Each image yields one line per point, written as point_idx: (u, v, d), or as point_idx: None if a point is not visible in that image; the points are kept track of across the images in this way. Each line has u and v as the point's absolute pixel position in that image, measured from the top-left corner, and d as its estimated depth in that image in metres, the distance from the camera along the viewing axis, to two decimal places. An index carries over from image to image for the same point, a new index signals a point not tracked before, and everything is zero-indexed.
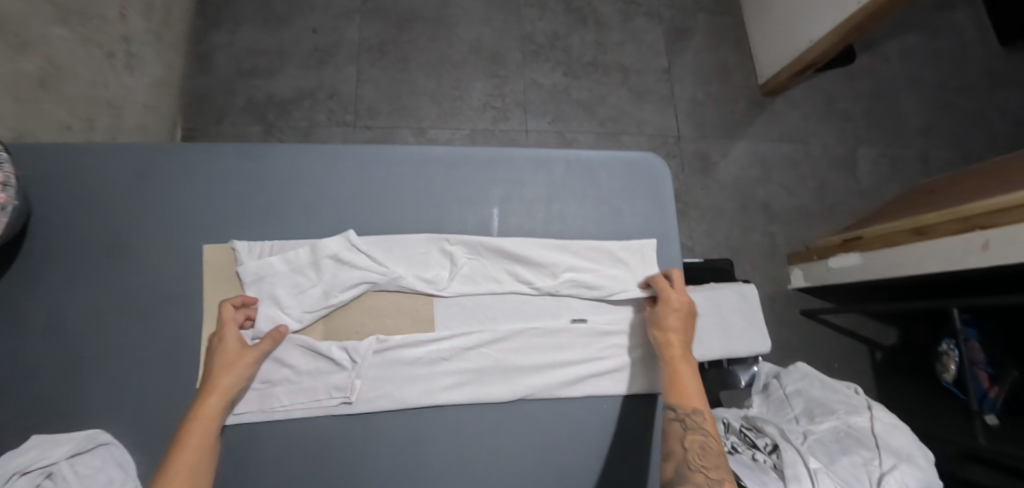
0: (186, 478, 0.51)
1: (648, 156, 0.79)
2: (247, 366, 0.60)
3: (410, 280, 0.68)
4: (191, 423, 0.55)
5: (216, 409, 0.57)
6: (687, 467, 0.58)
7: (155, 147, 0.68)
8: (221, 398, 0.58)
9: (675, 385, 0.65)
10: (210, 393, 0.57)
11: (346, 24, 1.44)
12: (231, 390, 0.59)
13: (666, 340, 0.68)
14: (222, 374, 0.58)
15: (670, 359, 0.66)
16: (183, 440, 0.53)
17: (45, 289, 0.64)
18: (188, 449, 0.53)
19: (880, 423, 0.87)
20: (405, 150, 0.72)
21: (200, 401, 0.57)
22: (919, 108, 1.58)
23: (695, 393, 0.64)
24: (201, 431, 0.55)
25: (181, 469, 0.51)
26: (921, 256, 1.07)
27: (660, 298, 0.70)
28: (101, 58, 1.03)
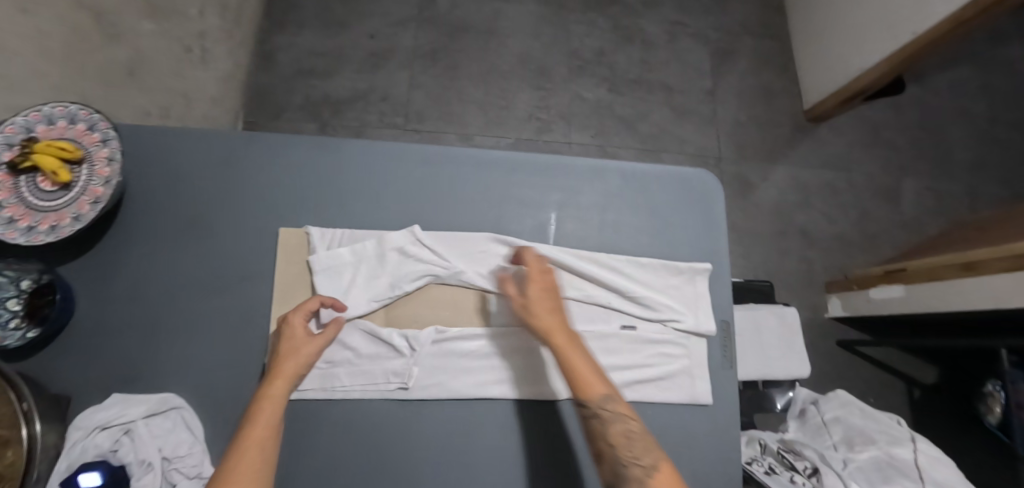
0: (255, 455, 0.50)
1: (703, 173, 0.80)
2: (311, 354, 0.61)
3: (470, 276, 0.70)
4: (261, 404, 0.55)
5: (282, 390, 0.57)
6: (623, 465, 0.55)
7: (239, 135, 0.72)
8: (286, 382, 0.58)
9: (577, 379, 0.59)
10: (276, 377, 0.58)
11: (401, 31, 1.49)
12: (296, 375, 0.59)
13: (549, 332, 0.62)
14: (288, 361, 0.59)
15: (561, 352, 0.61)
16: (252, 419, 0.53)
17: (130, 260, 0.68)
18: (257, 425, 0.53)
19: (924, 456, 0.86)
20: (470, 152, 0.75)
21: (266, 384, 0.57)
22: (968, 142, 1.55)
23: (596, 380, 0.59)
24: (268, 412, 0.54)
25: (250, 444, 0.51)
26: (967, 292, 1.05)
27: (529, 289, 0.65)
28: (181, 53, 1.09)
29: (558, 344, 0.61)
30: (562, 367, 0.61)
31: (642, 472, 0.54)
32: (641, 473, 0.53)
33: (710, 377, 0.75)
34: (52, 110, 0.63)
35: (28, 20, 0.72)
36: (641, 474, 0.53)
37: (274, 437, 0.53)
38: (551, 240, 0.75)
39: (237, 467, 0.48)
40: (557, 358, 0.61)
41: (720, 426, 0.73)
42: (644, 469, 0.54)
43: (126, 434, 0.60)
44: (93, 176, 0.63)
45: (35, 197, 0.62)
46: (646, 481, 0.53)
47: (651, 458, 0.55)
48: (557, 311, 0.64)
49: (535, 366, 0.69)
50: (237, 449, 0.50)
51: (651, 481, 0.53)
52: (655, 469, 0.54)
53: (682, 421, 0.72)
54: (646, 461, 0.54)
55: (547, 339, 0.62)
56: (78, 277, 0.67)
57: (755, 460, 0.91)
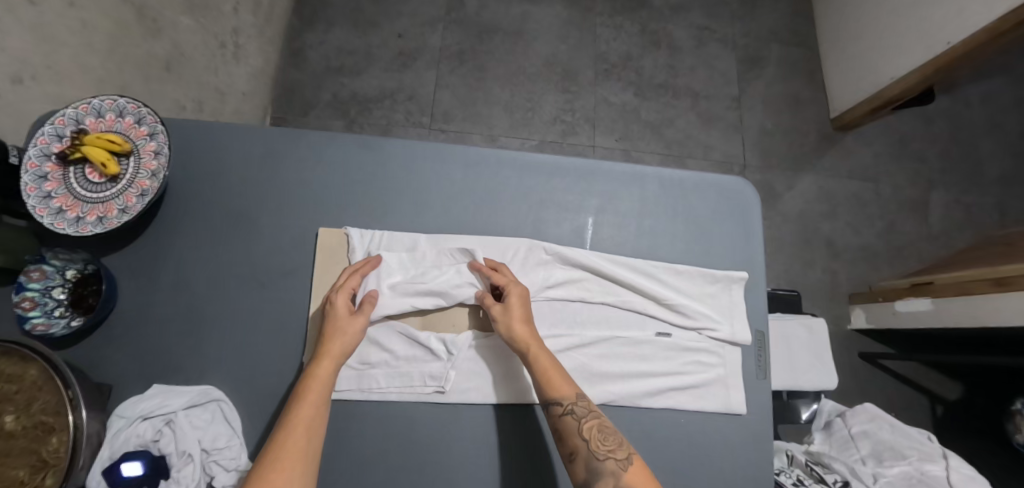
0: (303, 433, 0.52)
1: (741, 182, 0.80)
2: (356, 333, 0.63)
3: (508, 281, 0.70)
4: (308, 381, 0.57)
5: (329, 370, 0.58)
6: (597, 459, 0.56)
7: (283, 132, 0.73)
8: (334, 361, 0.60)
9: (549, 379, 0.61)
10: (324, 356, 0.59)
11: (430, 31, 1.50)
12: (342, 355, 0.61)
13: (522, 337, 0.63)
14: (336, 340, 0.61)
15: (533, 353, 0.62)
16: (301, 395, 0.56)
17: (173, 253, 0.69)
18: (304, 403, 0.55)
19: (957, 473, 0.84)
20: (509, 153, 0.75)
21: (314, 363, 0.59)
22: (998, 156, 1.53)
23: (566, 380, 0.61)
24: (317, 390, 0.56)
25: (299, 423, 0.53)
26: (998, 309, 1.03)
27: (507, 295, 0.66)
28: (216, 49, 1.10)
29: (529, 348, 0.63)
30: (532, 368, 0.62)
31: (617, 465, 0.55)
32: (617, 466, 0.54)
33: (744, 387, 0.74)
34: (101, 103, 0.63)
35: (74, 12, 0.73)
36: (616, 467, 0.54)
37: (322, 414, 0.55)
38: (587, 246, 0.75)
39: (289, 443, 0.51)
40: (528, 360, 0.63)
41: (754, 437, 0.72)
42: (619, 462, 0.55)
43: (167, 425, 0.61)
44: (140, 169, 0.64)
45: (82, 187, 0.62)
46: (620, 473, 0.54)
47: (625, 451, 0.56)
48: (530, 317, 0.66)
49: (508, 363, 0.69)
50: (283, 431, 0.52)
51: (625, 473, 0.54)
52: (629, 461, 0.55)
53: (716, 431, 0.72)
54: (620, 454, 0.56)
55: (521, 343, 0.63)
56: (122, 268, 0.68)
57: (783, 471, 0.90)
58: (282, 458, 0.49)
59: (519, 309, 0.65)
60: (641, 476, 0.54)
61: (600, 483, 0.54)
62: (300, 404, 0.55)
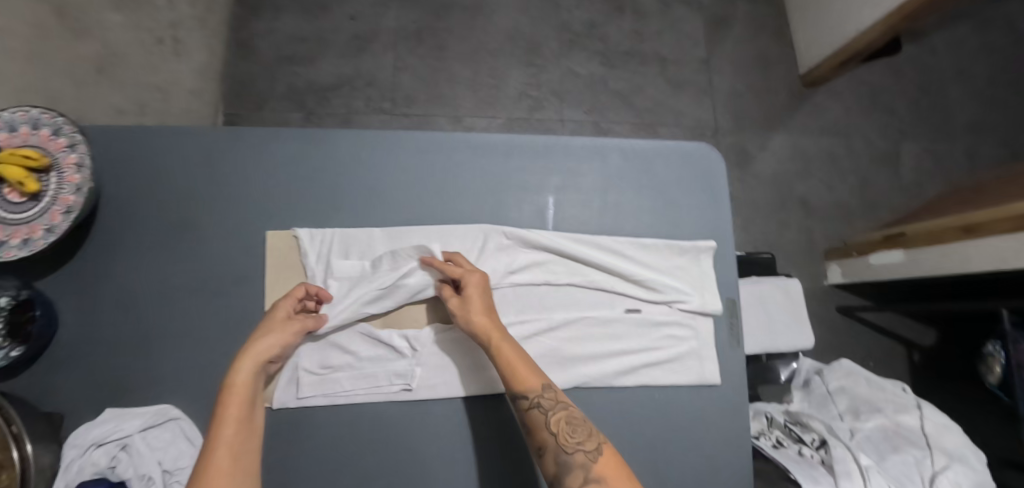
0: (229, 454, 0.49)
1: (705, 148, 0.78)
2: (286, 335, 0.59)
3: None
4: (229, 391, 0.53)
5: (248, 374, 0.55)
6: (566, 453, 0.55)
7: (217, 131, 0.69)
8: (253, 363, 0.56)
9: (513, 372, 0.59)
10: (243, 357, 0.56)
11: (384, 11, 1.43)
12: (267, 356, 0.57)
13: (480, 329, 0.62)
14: (255, 344, 0.57)
15: (495, 347, 0.61)
16: (220, 414, 0.51)
17: (117, 268, 0.66)
18: (225, 424, 0.50)
19: (930, 423, 0.86)
20: (463, 136, 0.72)
21: (232, 367, 0.55)
22: (966, 103, 1.53)
23: (531, 371, 0.59)
24: (238, 397, 0.53)
25: (223, 440, 0.49)
26: (968, 255, 1.04)
27: (465, 283, 0.64)
28: (153, 45, 1.03)
29: (494, 340, 0.61)
30: (497, 362, 0.60)
31: (586, 456, 0.54)
32: (586, 458, 0.54)
33: (718, 358, 0.74)
34: (12, 116, 0.58)
35: None
36: (585, 459, 0.54)
37: (251, 434, 0.52)
38: (550, 226, 0.72)
39: (212, 464, 0.47)
40: (492, 353, 0.61)
41: (731, 406, 0.72)
42: (588, 454, 0.54)
43: (123, 450, 0.58)
44: (63, 184, 0.59)
45: (4, 210, 0.58)
46: (590, 465, 0.53)
47: (593, 442, 0.55)
48: (490, 308, 0.64)
49: (475, 355, 0.67)
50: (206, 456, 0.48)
51: (594, 464, 0.53)
52: (599, 452, 0.54)
53: (692, 404, 0.72)
54: (589, 445, 0.55)
55: (483, 334, 0.61)
56: (63, 289, 0.64)
57: (763, 434, 0.90)
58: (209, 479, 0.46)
59: (480, 304, 0.63)
60: (611, 466, 0.53)
61: (570, 476, 0.53)
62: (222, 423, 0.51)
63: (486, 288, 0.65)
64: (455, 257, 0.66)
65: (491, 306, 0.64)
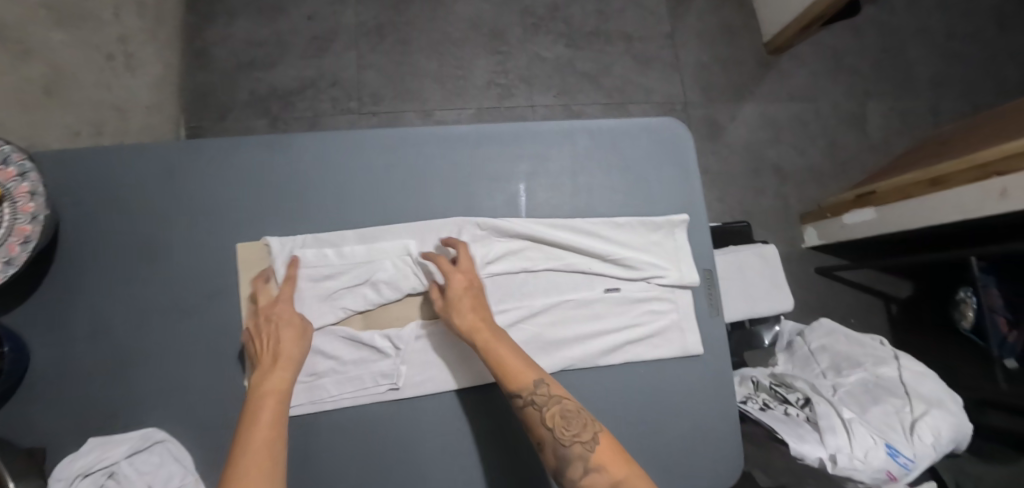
0: (263, 449, 0.49)
1: (671, 122, 0.78)
2: (303, 337, 0.61)
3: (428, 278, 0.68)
4: (263, 395, 0.54)
5: (284, 379, 0.56)
6: (564, 446, 0.56)
7: (178, 145, 0.67)
8: (287, 369, 0.57)
9: (507, 367, 0.60)
10: (277, 365, 0.57)
11: (342, 9, 1.40)
12: (295, 362, 0.58)
13: (469, 325, 0.62)
14: (281, 347, 0.58)
15: (487, 347, 0.61)
16: (254, 415, 0.52)
17: (84, 294, 0.64)
18: (260, 422, 0.51)
19: (908, 372, 0.89)
20: (428, 130, 0.71)
21: (265, 373, 0.56)
22: (926, 58, 1.56)
23: (525, 368, 0.60)
24: (272, 405, 0.53)
25: (258, 438, 0.50)
26: (936, 207, 1.08)
27: (448, 285, 0.64)
28: (102, 62, 1.00)
29: (484, 341, 0.61)
30: (490, 360, 0.60)
31: (583, 447, 0.55)
32: (583, 449, 0.55)
33: (699, 328, 0.75)
34: None
35: None
36: (582, 450, 0.55)
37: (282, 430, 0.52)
38: (524, 213, 0.72)
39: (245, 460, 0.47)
40: (484, 352, 0.61)
41: (714, 374, 0.74)
42: (584, 444, 0.55)
43: (110, 478, 0.57)
44: (16, 214, 0.57)
45: None
46: (588, 455, 0.54)
47: (589, 433, 0.56)
48: (478, 303, 0.64)
49: (453, 351, 0.67)
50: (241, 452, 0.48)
51: (592, 453, 0.54)
52: (595, 442, 0.55)
53: (677, 375, 0.73)
54: (585, 436, 0.56)
55: (475, 336, 0.61)
56: (31, 321, 0.63)
57: (750, 398, 0.90)
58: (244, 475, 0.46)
59: (467, 305, 0.63)
60: (609, 453, 0.54)
61: (569, 469, 0.55)
62: (258, 422, 0.51)
63: (477, 291, 0.65)
64: (459, 256, 0.66)
65: (479, 305, 0.64)
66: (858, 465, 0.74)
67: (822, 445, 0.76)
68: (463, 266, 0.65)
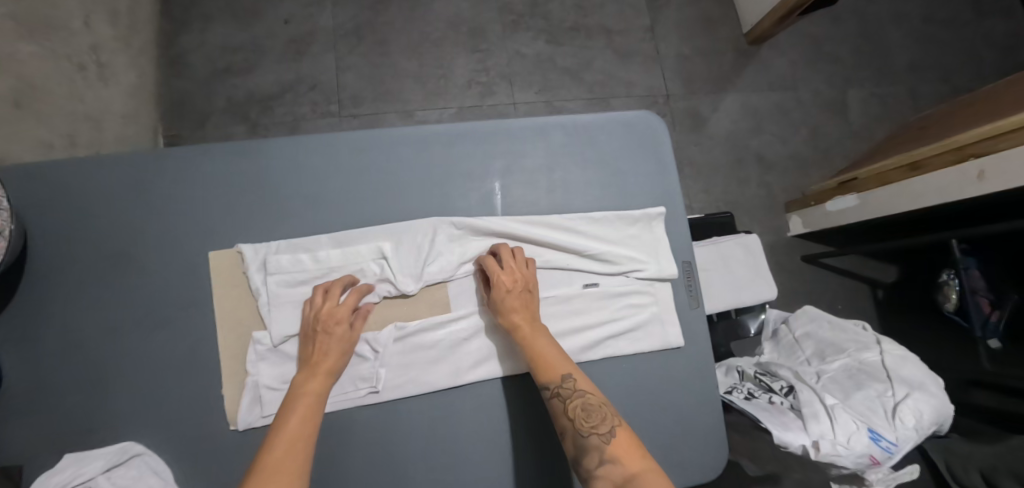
0: (290, 450, 0.51)
1: (646, 114, 0.78)
2: (346, 341, 0.62)
3: (403, 280, 0.67)
4: (301, 398, 0.57)
5: (320, 386, 0.59)
6: (582, 436, 0.57)
7: (148, 154, 0.66)
8: (326, 377, 0.60)
9: (540, 362, 0.62)
10: (317, 372, 0.60)
11: (319, 11, 1.39)
12: (335, 371, 0.61)
13: (511, 320, 0.65)
14: (326, 356, 0.61)
15: (525, 341, 0.63)
16: (284, 416, 0.55)
17: (55, 308, 0.63)
18: (290, 422, 0.54)
19: (890, 356, 0.89)
20: (400, 130, 0.70)
21: (304, 378, 0.59)
22: (905, 43, 1.57)
23: (556, 362, 0.62)
24: (307, 406, 0.56)
25: (287, 437, 0.52)
26: (917, 191, 1.09)
27: (493, 281, 0.65)
28: (74, 72, 0.98)
29: (523, 336, 0.64)
30: (527, 354, 0.63)
31: (600, 439, 0.56)
32: (600, 441, 0.56)
33: (679, 319, 0.75)
34: None
35: None
36: (599, 441, 0.56)
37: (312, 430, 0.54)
38: (499, 211, 0.72)
39: (270, 457, 0.50)
40: (523, 346, 0.64)
41: (696, 366, 0.74)
42: (601, 436, 0.56)
43: None
44: None
45: None
46: (604, 447, 0.56)
47: (607, 425, 0.57)
48: (524, 302, 0.66)
49: (431, 352, 0.67)
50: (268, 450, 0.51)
51: (608, 445, 0.55)
52: (611, 435, 0.56)
53: (659, 368, 0.73)
54: (603, 429, 0.57)
55: (517, 331, 0.64)
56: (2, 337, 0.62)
57: (735, 388, 0.91)
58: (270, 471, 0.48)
59: (513, 301, 0.65)
60: (623, 446, 0.55)
61: (587, 458, 0.56)
62: (290, 418, 0.55)
63: (524, 287, 0.66)
64: (502, 253, 0.67)
65: (523, 301, 0.65)
66: (841, 450, 0.74)
67: (805, 433, 0.77)
68: (509, 263, 0.66)
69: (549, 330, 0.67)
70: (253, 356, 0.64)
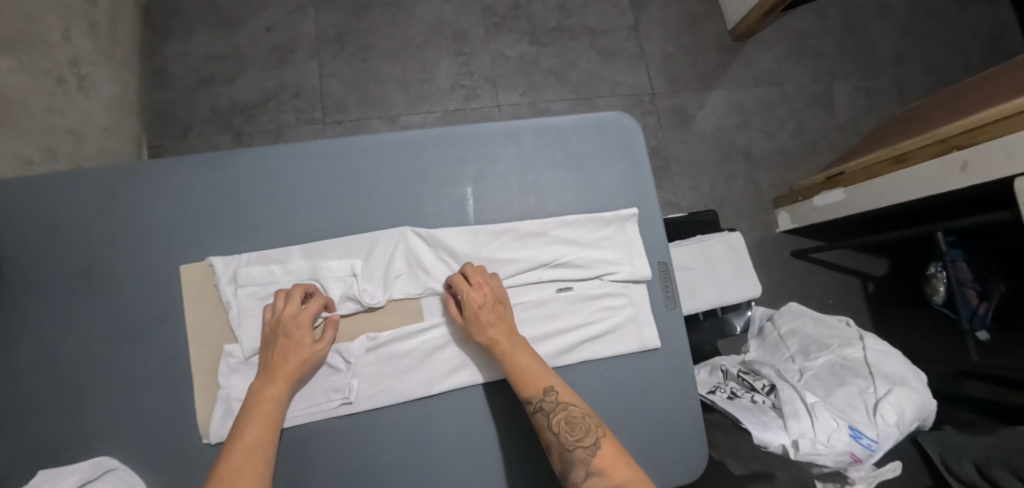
0: (249, 461, 0.52)
1: (620, 115, 0.78)
2: (306, 346, 0.62)
3: (367, 293, 0.67)
4: (258, 406, 0.57)
5: (280, 393, 0.59)
6: (568, 450, 0.57)
7: (118, 169, 0.66)
8: (285, 384, 0.60)
9: (523, 376, 0.62)
10: (275, 378, 0.60)
11: (301, 18, 1.39)
12: (293, 376, 0.61)
13: (489, 337, 0.64)
14: (285, 361, 0.61)
15: (504, 356, 0.63)
16: (244, 425, 0.56)
17: (26, 327, 0.63)
18: (251, 433, 0.55)
19: (873, 352, 0.89)
20: (371, 138, 0.71)
21: (263, 385, 0.59)
22: (890, 36, 1.56)
23: (537, 376, 0.62)
24: (265, 415, 0.57)
25: (243, 449, 0.53)
26: (901, 184, 1.09)
27: (465, 300, 0.65)
28: (53, 86, 0.98)
29: (501, 350, 0.64)
30: (508, 369, 0.63)
31: (585, 452, 0.56)
32: (585, 453, 0.56)
33: (655, 321, 0.75)
34: None
35: None
36: (584, 454, 0.56)
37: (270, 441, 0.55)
38: (472, 217, 0.72)
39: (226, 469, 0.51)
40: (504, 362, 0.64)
41: (673, 367, 0.74)
42: (587, 449, 0.56)
43: None
44: None
45: None
46: (590, 459, 0.56)
47: (591, 437, 0.57)
48: (500, 316, 0.66)
49: (403, 361, 0.67)
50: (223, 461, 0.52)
51: (594, 458, 0.55)
52: (597, 446, 0.56)
53: (635, 370, 0.73)
54: (587, 441, 0.57)
55: (494, 346, 0.64)
56: None
57: (718, 387, 0.90)
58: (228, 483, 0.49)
59: (487, 317, 0.65)
60: (609, 456, 0.55)
61: (573, 472, 0.56)
62: (248, 426, 0.56)
63: (496, 303, 0.66)
64: (468, 273, 0.67)
65: (495, 315, 0.65)
66: (821, 449, 0.74)
67: (785, 432, 0.76)
68: (478, 282, 0.66)
69: (527, 342, 0.67)
70: (225, 369, 0.64)
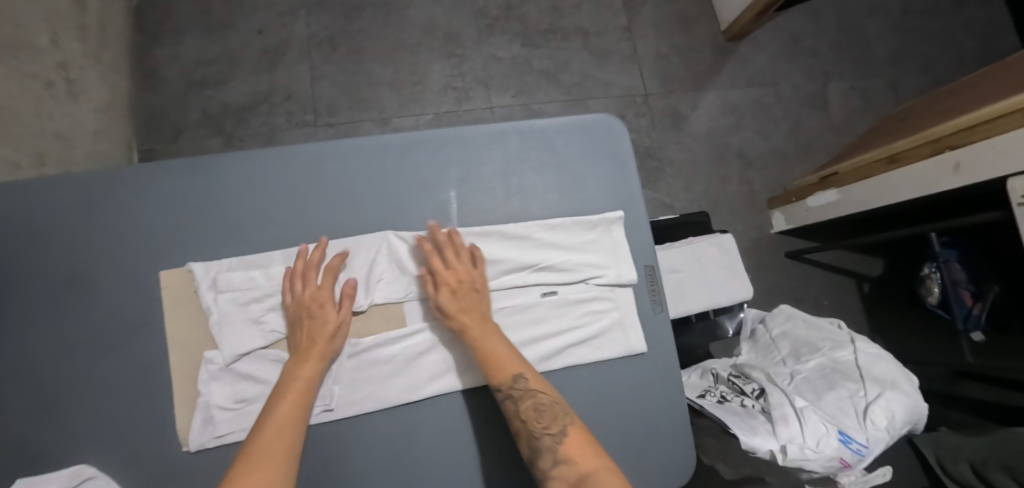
0: (282, 434, 0.54)
1: (604, 117, 0.78)
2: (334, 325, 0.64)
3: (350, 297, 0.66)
4: (294, 383, 0.59)
5: (313, 371, 0.61)
6: (535, 438, 0.58)
7: (99, 174, 0.66)
8: (318, 362, 0.62)
9: (491, 362, 0.62)
10: (308, 357, 0.62)
11: (293, 21, 1.39)
12: (325, 356, 0.63)
13: (460, 322, 0.64)
14: (316, 341, 0.62)
15: (475, 341, 0.64)
16: (278, 401, 0.57)
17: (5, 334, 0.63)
18: (282, 407, 0.57)
19: (863, 355, 0.88)
20: (354, 141, 0.70)
21: (296, 364, 0.61)
22: (884, 36, 1.56)
23: (508, 361, 0.62)
24: (299, 392, 0.59)
25: (275, 423, 0.55)
26: (894, 184, 1.08)
27: (438, 275, 0.66)
28: (41, 90, 0.98)
29: (472, 334, 0.64)
30: (478, 355, 0.63)
31: (552, 439, 0.57)
32: (551, 441, 0.56)
33: (642, 324, 0.75)
34: None
35: None
36: (551, 442, 0.56)
37: (302, 417, 0.57)
38: (455, 221, 0.71)
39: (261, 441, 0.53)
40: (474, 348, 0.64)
41: (660, 371, 0.74)
42: (554, 437, 0.57)
43: None
44: None
45: None
46: (556, 447, 0.56)
47: (559, 425, 0.58)
48: (471, 300, 0.66)
49: (384, 368, 0.67)
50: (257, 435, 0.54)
51: (560, 446, 0.56)
52: (564, 434, 0.57)
53: (622, 374, 0.72)
54: (555, 429, 0.57)
55: (466, 329, 0.64)
56: None
57: (708, 391, 0.90)
58: (261, 456, 0.51)
59: (461, 299, 0.65)
60: (576, 446, 0.56)
61: (541, 459, 0.57)
62: (281, 400, 0.58)
63: (470, 286, 0.67)
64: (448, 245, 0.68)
65: (468, 296, 0.66)
66: (809, 454, 0.74)
67: (773, 437, 0.76)
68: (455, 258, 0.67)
69: (501, 331, 0.67)
70: (205, 376, 0.63)
